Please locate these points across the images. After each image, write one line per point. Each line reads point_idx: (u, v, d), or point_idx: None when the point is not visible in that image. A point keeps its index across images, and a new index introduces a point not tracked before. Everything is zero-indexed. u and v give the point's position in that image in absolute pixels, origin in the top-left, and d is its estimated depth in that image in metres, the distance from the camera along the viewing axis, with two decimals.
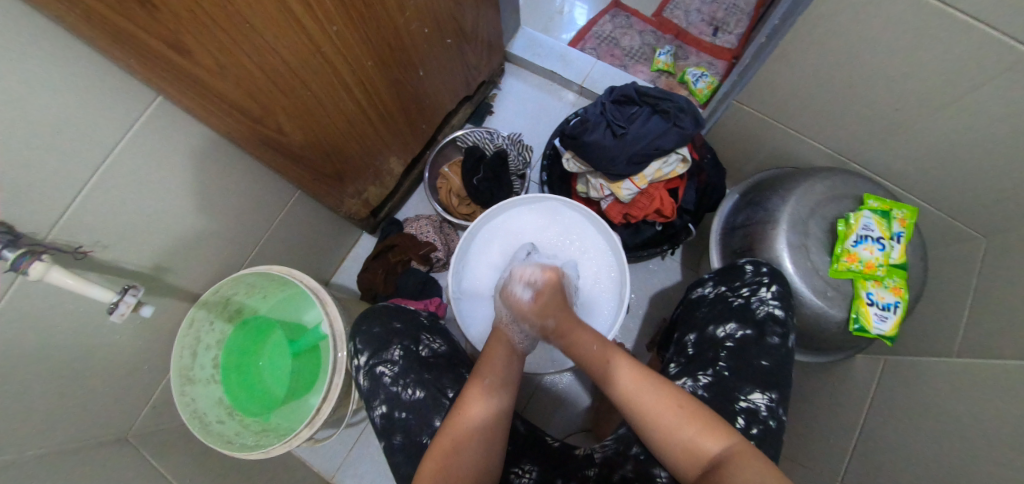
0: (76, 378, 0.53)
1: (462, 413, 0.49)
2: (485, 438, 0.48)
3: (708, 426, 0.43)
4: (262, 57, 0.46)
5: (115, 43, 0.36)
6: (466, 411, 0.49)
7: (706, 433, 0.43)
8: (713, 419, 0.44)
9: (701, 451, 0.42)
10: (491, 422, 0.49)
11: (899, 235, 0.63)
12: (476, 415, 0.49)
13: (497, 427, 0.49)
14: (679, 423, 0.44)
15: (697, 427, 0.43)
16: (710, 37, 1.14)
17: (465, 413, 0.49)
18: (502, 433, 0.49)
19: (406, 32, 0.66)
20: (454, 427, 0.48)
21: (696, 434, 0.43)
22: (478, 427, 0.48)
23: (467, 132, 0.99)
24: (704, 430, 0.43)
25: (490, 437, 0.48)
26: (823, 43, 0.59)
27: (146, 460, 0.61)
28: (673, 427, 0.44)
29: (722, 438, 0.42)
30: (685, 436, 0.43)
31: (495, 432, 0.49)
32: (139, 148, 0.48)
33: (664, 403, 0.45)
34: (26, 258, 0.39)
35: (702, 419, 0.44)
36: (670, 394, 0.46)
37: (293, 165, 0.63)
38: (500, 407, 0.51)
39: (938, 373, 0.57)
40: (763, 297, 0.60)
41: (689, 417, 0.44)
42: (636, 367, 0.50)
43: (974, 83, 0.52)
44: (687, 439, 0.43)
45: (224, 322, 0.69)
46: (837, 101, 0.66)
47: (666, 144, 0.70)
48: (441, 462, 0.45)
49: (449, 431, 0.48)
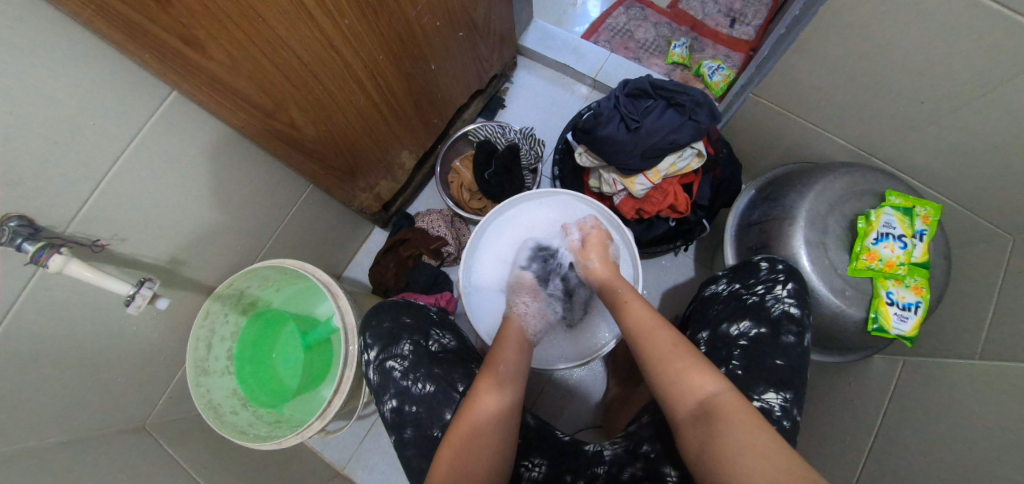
0: (96, 368, 0.54)
1: (476, 403, 0.49)
2: (498, 429, 0.48)
3: (699, 367, 0.45)
4: (275, 52, 0.46)
5: (131, 39, 0.36)
6: (479, 403, 0.50)
7: (696, 372, 0.44)
8: (707, 363, 0.45)
9: (690, 389, 0.44)
10: (505, 413, 0.50)
11: (922, 233, 0.61)
12: (489, 405, 0.49)
13: (509, 420, 0.50)
14: (673, 358, 0.47)
15: (688, 364, 0.45)
16: (727, 29, 1.11)
17: (478, 403, 0.49)
18: (513, 426, 0.50)
19: (418, 25, 0.65)
20: (469, 417, 0.48)
21: (687, 371, 0.45)
22: (491, 418, 0.49)
23: (479, 125, 0.97)
24: (696, 369, 0.45)
25: (505, 426, 0.49)
26: (846, 35, 0.57)
27: (164, 449, 0.62)
28: (667, 360, 0.47)
29: (712, 382, 0.43)
30: (676, 373, 0.45)
31: (508, 422, 0.50)
32: (155, 143, 0.48)
33: (664, 342, 0.49)
34: (45, 251, 0.40)
35: (695, 359, 0.46)
36: (673, 338, 0.49)
37: (306, 160, 0.63)
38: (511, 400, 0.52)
39: (960, 375, 0.56)
40: (778, 296, 0.58)
41: (683, 355, 0.46)
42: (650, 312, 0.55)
43: (1006, 76, 0.50)
44: (677, 376, 0.45)
45: (238, 315, 0.70)
46: (860, 95, 0.64)
47: (682, 138, 0.68)
48: (458, 448, 0.46)
49: (464, 420, 0.48)
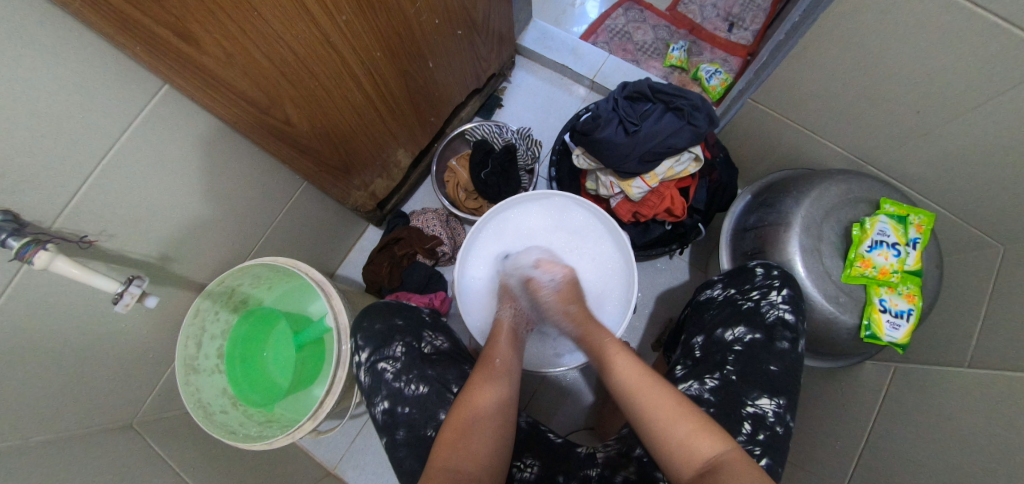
0: (82, 366, 0.53)
1: (470, 400, 0.50)
2: (495, 426, 0.48)
3: (705, 425, 0.42)
4: (269, 46, 0.45)
5: (121, 31, 0.35)
6: (474, 399, 0.50)
7: (702, 431, 0.42)
8: (712, 423, 0.43)
9: (697, 452, 0.41)
10: (499, 407, 0.50)
11: (915, 241, 0.62)
12: (484, 401, 0.50)
13: (504, 416, 0.50)
14: (677, 418, 0.43)
15: (695, 425, 0.42)
16: (725, 33, 1.11)
17: (472, 399, 0.50)
18: (509, 425, 0.50)
19: (416, 22, 0.64)
20: (464, 410, 0.49)
21: (694, 432, 0.42)
22: (486, 415, 0.49)
23: (476, 125, 0.96)
24: (700, 428, 0.42)
25: (499, 422, 0.49)
26: (845, 42, 0.57)
27: (151, 448, 0.61)
28: (669, 421, 0.43)
29: (719, 442, 0.41)
30: (682, 433, 0.42)
31: (505, 418, 0.50)
32: (145, 138, 0.47)
33: (664, 401, 0.45)
34: (31, 247, 0.38)
35: (698, 419, 0.43)
36: (671, 395, 0.46)
37: (300, 155, 0.62)
38: (505, 397, 0.52)
39: (950, 383, 0.57)
40: (773, 301, 0.59)
41: (688, 415, 0.43)
42: (643, 368, 0.50)
43: (1000, 87, 0.50)
44: (683, 437, 0.42)
45: (229, 313, 0.69)
46: (856, 103, 0.64)
47: (680, 142, 0.68)
48: (456, 438, 0.46)
49: (457, 417, 0.48)
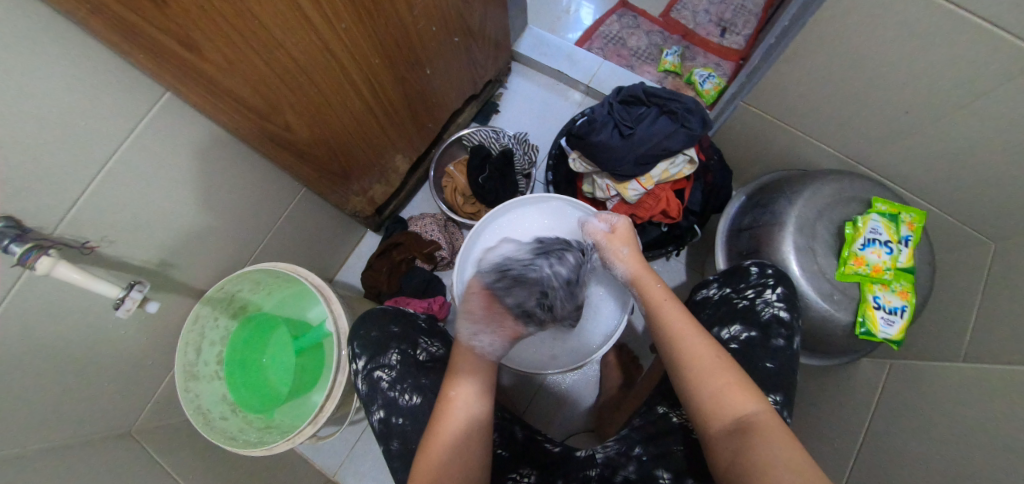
0: (82, 372, 0.53)
1: (445, 418, 0.49)
2: (478, 437, 0.48)
3: (744, 385, 0.44)
4: (270, 54, 0.46)
5: (125, 39, 0.36)
6: (448, 419, 0.49)
7: (739, 389, 0.43)
8: (748, 382, 0.44)
9: (727, 408, 0.43)
10: (475, 420, 0.49)
11: (907, 239, 0.63)
12: (457, 420, 0.48)
13: (482, 431, 0.49)
14: (716, 373, 0.45)
15: (732, 382, 0.44)
16: (717, 38, 1.13)
17: (446, 419, 0.49)
18: (486, 438, 0.49)
19: (413, 29, 0.65)
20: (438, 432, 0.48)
21: (729, 389, 0.43)
22: (463, 431, 0.48)
23: (474, 131, 0.99)
24: (739, 387, 0.44)
25: (473, 442, 0.47)
26: (832, 44, 0.59)
27: (150, 455, 0.61)
28: (711, 372, 0.45)
29: (751, 402, 0.42)
30: (718, 386, 0.44)
31: (478, 436, 0.48)
32: (145, 145, 0.47)
33: (704, 352, 0.47)
34: (33, 253, 0.39)
35: (735, 376, 0.44)
36: (713, 347, 0.47)
37: (299, 162, 0.63)
38: (483, 414, 0.50)
39: (944, 378, 0.57)
40: (768, 300, 0.59)
41: (727, 370, 0.45)
42: (687, 316, 0.51)
43: (985, 87, 0.52)
44: (717, 390, 0.44)
45: (228, 319, 0.69)
46: (845, 105, 0.66)
47: (674, 145, 0.70)
48: (432, 458, 0.46)
49: (433, 440, 0.47)
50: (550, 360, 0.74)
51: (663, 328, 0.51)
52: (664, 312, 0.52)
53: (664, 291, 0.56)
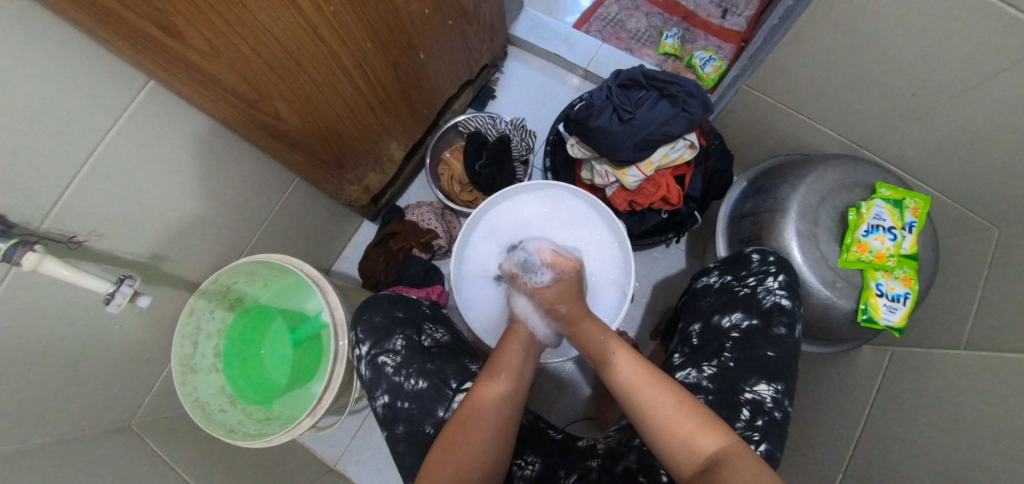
0: (77, 368, 0.53)
1: (468, 407, 0.47)
2: (507, 432, 0.47)
3: (707, 423, 0.41)
4: (257, 40, 0.44)
5: (101, 24, 0.34)
6: (478, 398, 0.48)
7: (703, 428, 0.41)
8: (712, 419, 0.42)
9: (697, 450, 0.40)
10: (506, 408, 0.48)
11: (912, 225, 0.62)
12: (488, 402, 0.47)
13: (506, 418, 0.48)
14: (678, 418, 0.42)
15: (697, 423, 0.41)
16: (718, 20, 1.10)
17: (477, 400, 0.48)
18: (512, 436, 0.47)
19: (406, 12, 0.63)
20: (464, 413, 0.47)
21: (694, 430, 0.41)
22: (494, 416, 0.47)
23: (470, 117, 0.97)
24: (703, 426, 0.41)
25: (498, 429, 0.46)
26: (839, 25, 0.57)
27: (151, 448, 0.61)
28: (671, 416, 0.42)
29: (720, 437, 0.40)
30: (683, 432, 0.41)
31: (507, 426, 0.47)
32: (131, 137, 0.46)
33: (663, 399, 0.43)
34: (18, 249, 0.38)
35: (697, 414, 0.42)
36: (671, 391, 0.44)
37: (290, 150, 0.61)
38: (511, 409, 0.48)
39: (945, 365, 0.57)
40: (770, 287, 0.59)
41: (688, 411, 0.42)
42: (641, 366, 0.48)
43: (995, 70, 0.50)
44: (682, 435, 0.41)
45: (224, 311, 0.68)
46: (851, 88, 0.64)
47: (675, 129, 0.68)
48: (451, 446, 0.44)
49: (450, 434, 0.45)
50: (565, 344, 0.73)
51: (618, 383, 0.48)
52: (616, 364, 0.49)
53: (619, 345, 0.52)
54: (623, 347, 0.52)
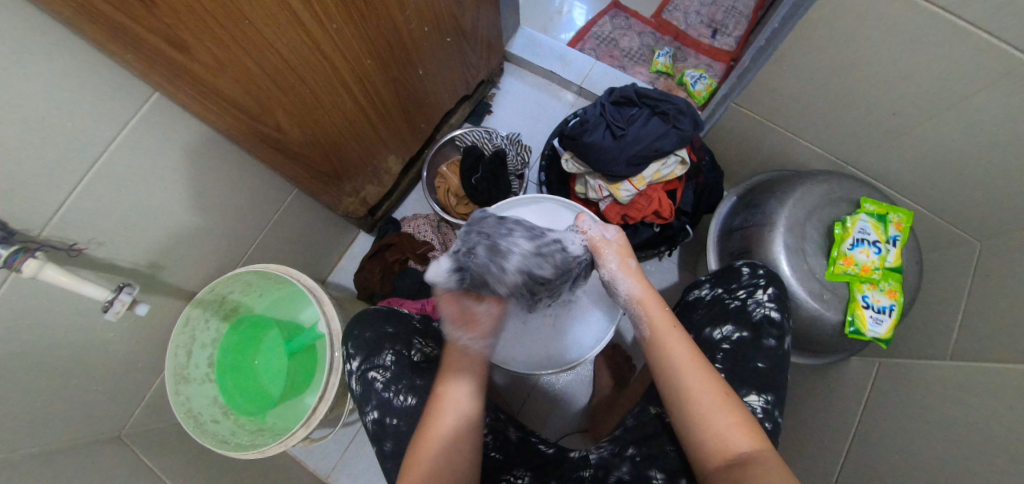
0: (71, 375, 0.52)
1: (433, 425, 0.48)
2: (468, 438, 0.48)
3: (746, 422, 0.44)
4: (261, 56, 0.46)
5: (113, 40, 0.36)
6: (434, 427, 0.48)
7: (742, 427, 0.43)
8: (750, 420, 0.44)
9: (730, 445, 0.43)
10: (465, 423, 0.49)
11: (895, 239, 0.64)
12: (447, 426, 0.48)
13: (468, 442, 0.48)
14: (721, 410, 0.44)
15: (738, 420, 0.44)
16: (708, 39, 1.14)
17: (436, 424, 0.48)
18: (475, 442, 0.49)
19: (406, 30, 0.65)
20: (425, 438, 0.48)
21: (733, 426, 0.44)
22: (454, 433, 0.48)
23: (466, 131, 0.99)
24: (742, 424, 0.44)
25: (461, 448, 0.47)
26: (821, 46, 0.59)
27: (141, 458, 0.61)
28: (714, 408, 0.45)
29: (755, 439, 0.43)
30: (722, 424, 0.44)
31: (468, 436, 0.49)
32: (134, 146, 0.47)
33: (710, 389, 0.46)
34: (19, 255, 0.39)
35: (740, 413, 0.44)
36: (717, 383, 0.46)
37: (291, 163, 0.63)
38: (469, 423, 0.49)
39: (931, 375, 0.58)
40: (759, 300, 0.60)
41: (731, 408, 0.45)
42: (690, 347, 0.50)
43: (971, 89, 0.53)
44: (722, 427, 0.44)
45: (219, 321, 0.68)
46: (834, 106, 0.66)
47: (666, 145, 0.70)
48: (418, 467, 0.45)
49: (420, 449, 0.47)
50: (567, 350, 0.75)
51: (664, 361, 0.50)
52: (666, 337, 0.51)
53: (667, 316, 0.53)
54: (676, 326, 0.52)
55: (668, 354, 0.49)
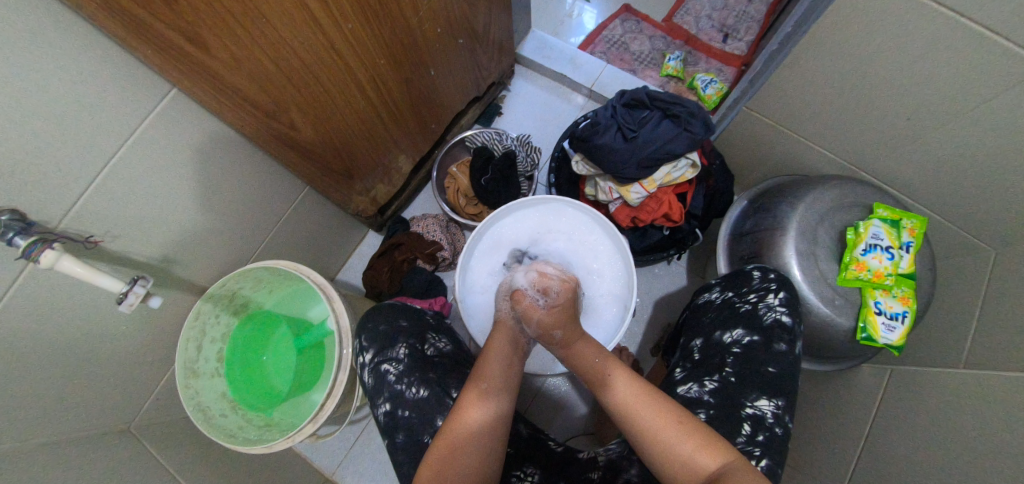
0: (82, 367, 0.53)
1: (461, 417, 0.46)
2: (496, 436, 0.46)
3: (710, 440, 0.41)
4: (277, 53, 0.47)
5: (133, 34, 0.36)
6: (463, 415, 0.46)
7: (706, 446, 0.40)
8: (714, 437, 0.42)
9: (700, 467, 0.40)
10: (491, 425, 0.46)
11: (909, 245, 0.63)
12: (475, 420, 0.46)
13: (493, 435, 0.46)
14: (681, 436, 0.42)
15: (700, 442, 0.41)
16: (719, 44, 1.14)
17: (462, 418, 0.46)
18: (500, 438, 0.47)
19: (419, 32, 0.66)
20: (449, 432, 0.45)
21: (697, 451, 0.41)
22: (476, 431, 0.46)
23: (477, 132, 1.00)
24: (705, 443, 0.41)
25: (487, 444, 0.45)
26: (835, 51, 0.59)
27: (149, 453, 0.61)
28: (672, 439, 0.42)
29: (723, 454, 0.40)
30: (685, 450, 0.41)
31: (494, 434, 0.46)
32: (150, 141, 0.48)
33: (662, 419, 0.43)
34: (37, 246, 0.39)
35: (704, 434, 0.42)
36: (673, 410, 0.44)
37: (304, 160, 0.63)
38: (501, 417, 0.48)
39: (944, 383, 0.57)
40: (771, 304, 0.59)
41: (694, 431, 0.42)
42: (639, 382, 0.48)
43: (986, 95, 0.52)
44: (687, 455, 0.41)
45: (229, 316, 0.69)
46: (849, 111, 0.66)
47: (677, 148, 0.70)
48: (441, 463, 0.43)
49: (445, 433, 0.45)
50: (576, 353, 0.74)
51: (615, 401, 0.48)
52: (613, 379, 0.49)
53: (614, 364, 0.51)
54: (616, 364, 0.51)
55: (617, 401, 0.47)
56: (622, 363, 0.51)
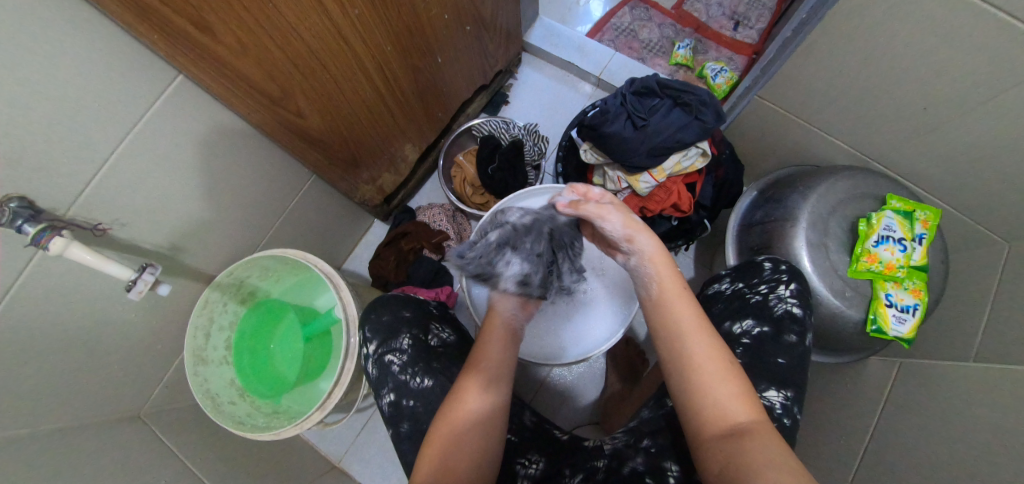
0: (92, 354, 0.53)
1: (452, 409, 0.47)
2: (489, 426, 0.47)
3: (745, 394, 0.42)
4: (285, 40, 0.46)
5: (139, 19, 0.35)
6: (457, 407, 0.47)
7: (740, 397, 0.42)
8: (750, 393, 0.43)
9: (728, 414, 0.41)
10: (486, 416, 0.47)
11: (921, 237, 0.62)
12: (470, 410, 0.47)
13: (489, 425, 0.47)
14: (722, 380, 0.43)
15: (738, 391, 0.42)
16: (730, 32, 1.12)
17: (460, 406, 0.47)
18: (493, 430, 0.47)
19: (426, 19, 0.65)
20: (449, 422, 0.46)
21: (732, 397, 0.42)
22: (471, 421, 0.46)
23: (484, 121, 0.98)
24: (739, 394, 0.42)
25: (480, 433, 0.46)
26: (852, 39, 0.58)
27: (160, 439, 0.61)
28: (713, 377, 0.43)
29: (754, 412, 0.41)
30: (721, 393, 0.42)
31: (488, 426, 0.47)
32: (157, 128, 0.47)
33: (711, 355, 0.44)
34: (46, 233, 0.39)
35: (742, 386, 0.43)
36: (719, 349, 0.45)
37: (310, 148, 0.63)
38: (492, 406, 0.48)
39: (954, 376, 0.57)
40: (781, 295, 0.59)
41: (734, 379, 0.43)
42: (696, 313, 0.49)
43: (1006, 85, 0.51)
44: (721, 398, 0.42)
45: (237, 304, 0.69)
46: (865, 101, 0.65)
47: (687, 138, 0.69)
48: (446, 443, 0.44)
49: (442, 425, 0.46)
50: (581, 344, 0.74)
51: (671, 322, 0.48)
52: (675, 302, 0.49)
53: (679, 282, 0.51)
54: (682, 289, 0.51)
55: (673, 323, 0.48)
56: (687, 288, 0.51)
